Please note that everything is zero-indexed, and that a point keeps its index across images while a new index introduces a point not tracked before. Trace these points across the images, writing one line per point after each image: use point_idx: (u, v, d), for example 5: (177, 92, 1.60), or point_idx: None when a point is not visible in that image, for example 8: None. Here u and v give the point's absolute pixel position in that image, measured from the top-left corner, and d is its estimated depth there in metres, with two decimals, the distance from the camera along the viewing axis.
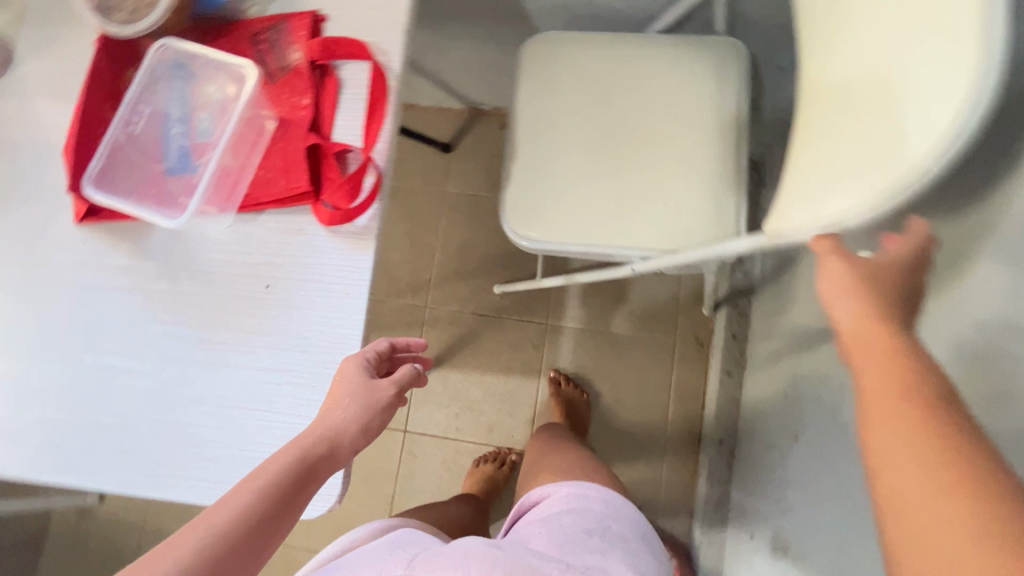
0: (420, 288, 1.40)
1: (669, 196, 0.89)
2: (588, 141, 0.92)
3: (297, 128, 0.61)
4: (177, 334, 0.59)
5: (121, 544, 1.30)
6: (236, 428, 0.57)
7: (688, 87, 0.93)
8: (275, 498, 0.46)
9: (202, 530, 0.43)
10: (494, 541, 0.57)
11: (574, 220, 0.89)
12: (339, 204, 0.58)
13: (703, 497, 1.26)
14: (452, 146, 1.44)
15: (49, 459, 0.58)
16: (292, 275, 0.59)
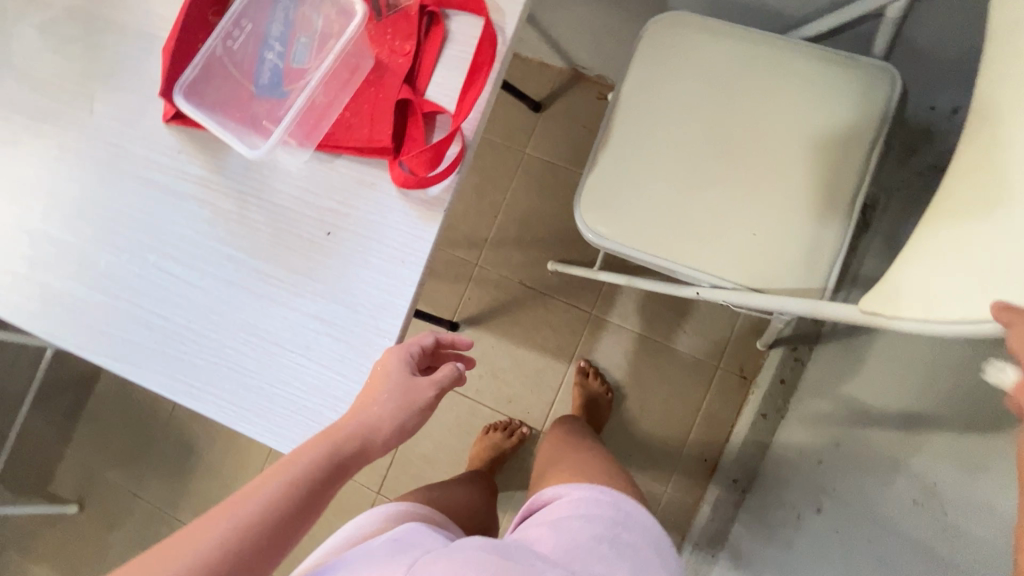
0: (475, 244, 1.38)
1: (760, 226, 0.81)
2: (689, 143, 0.84)
3: (392, 76, 0.57)
4: (234, 257, 0.60)
5: (157, 406, 1.42)
6: (270, 364, 0.58)
7: (820, 112, 0.81)
8: (304, 492, 0.47)
9: (227, 520, 0.43)
10: (499, 546, 0.56)
11: (650, 225, 0.83)
12: (416, 170, 0.55)
13: (700, 527, 1.24)
14: (543, 107, 1.37)
15: (101, 341, 0.61)
16: (356, 229, 0.58)
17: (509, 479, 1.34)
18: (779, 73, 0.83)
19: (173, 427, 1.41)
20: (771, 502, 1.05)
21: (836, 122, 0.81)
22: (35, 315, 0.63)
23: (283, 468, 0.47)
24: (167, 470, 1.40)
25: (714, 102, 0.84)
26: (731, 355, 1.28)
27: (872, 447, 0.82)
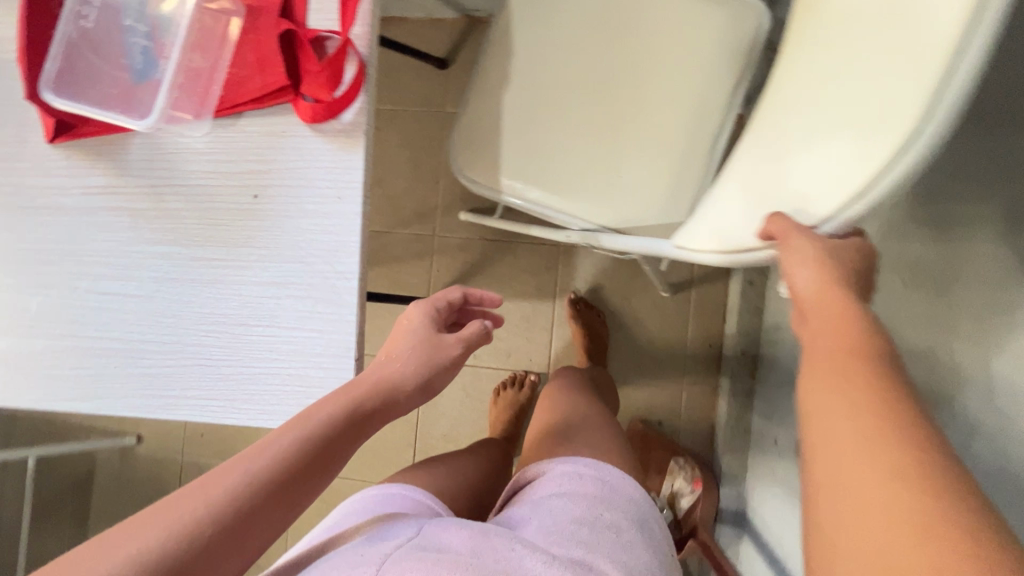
0: (426, 217, 1.35)
1: (624, 170, 0.76)
2: (562, 89, 0.78)
3: (267, 15, 0.54)
4: (168, 253, 0.56)
5: (166, 478, 1.36)
6: (240, 346, 0.55)
7: (683, 24, 0.75)
8: (320, 444, 0.44)
9: (240, 473, 0.41)
10: (475, 535, 0.54)
11: (520, 168, 0.78)
12: (320, 95, 0.53)
13: (724, 412, 1.25)
14: (448, 62, 1.35)
15: (59, 385, 0.57)
16: (281, 182, 0.55)
17: None
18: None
19: None
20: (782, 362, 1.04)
21: (700, 34, 0.75)
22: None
23: (300, 420, 0.45)
24: None
25: (570, 27, 0.78)
26: None
27: None
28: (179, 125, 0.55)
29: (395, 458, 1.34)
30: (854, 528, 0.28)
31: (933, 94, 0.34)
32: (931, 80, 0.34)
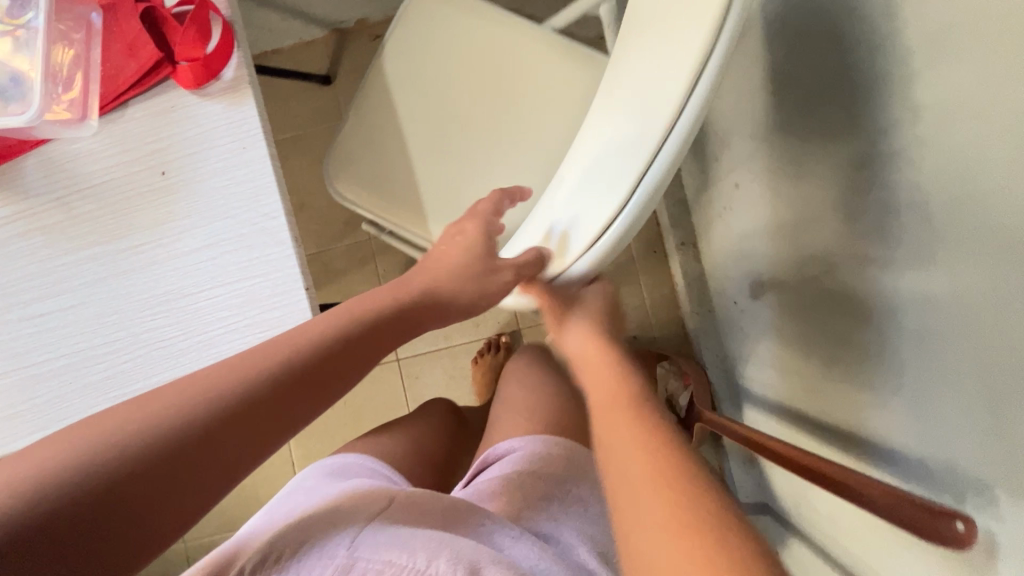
0: (355, 224, 1.37)
1: (471, 194, 0.89)
2: (432, 126, 0.91)
3: (125, 6, 0.58)
4: (93, 254, 0.56)
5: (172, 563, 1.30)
6: (190, 315, 0.56)
7: (541, 88, 0.88)
8: (343, 345, 0.52)
9: (275, 353, 0.49)
10: (446, 511, 0.60)
11: (381, 185, 0.92)
12: (194, 54, 0.56)
13: (688, 304, 1.22)
14: (331, 76, 1.40)
15: (16, 421, 0.56)
16: (186, 153, 0.57)
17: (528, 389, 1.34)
18: (512, 57, 0.90)
19: None
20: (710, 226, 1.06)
21: (553, 93, 0.87)
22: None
23: (331, 319, 0.54)
24: None
25: (458, 88, 0.91)
26: None
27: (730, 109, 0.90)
28: (67, 130, 0.57)
29: None
30: (632, 511, 0.40)
31: (641, 169, 0.46)
32: (655, 142, 0.45)
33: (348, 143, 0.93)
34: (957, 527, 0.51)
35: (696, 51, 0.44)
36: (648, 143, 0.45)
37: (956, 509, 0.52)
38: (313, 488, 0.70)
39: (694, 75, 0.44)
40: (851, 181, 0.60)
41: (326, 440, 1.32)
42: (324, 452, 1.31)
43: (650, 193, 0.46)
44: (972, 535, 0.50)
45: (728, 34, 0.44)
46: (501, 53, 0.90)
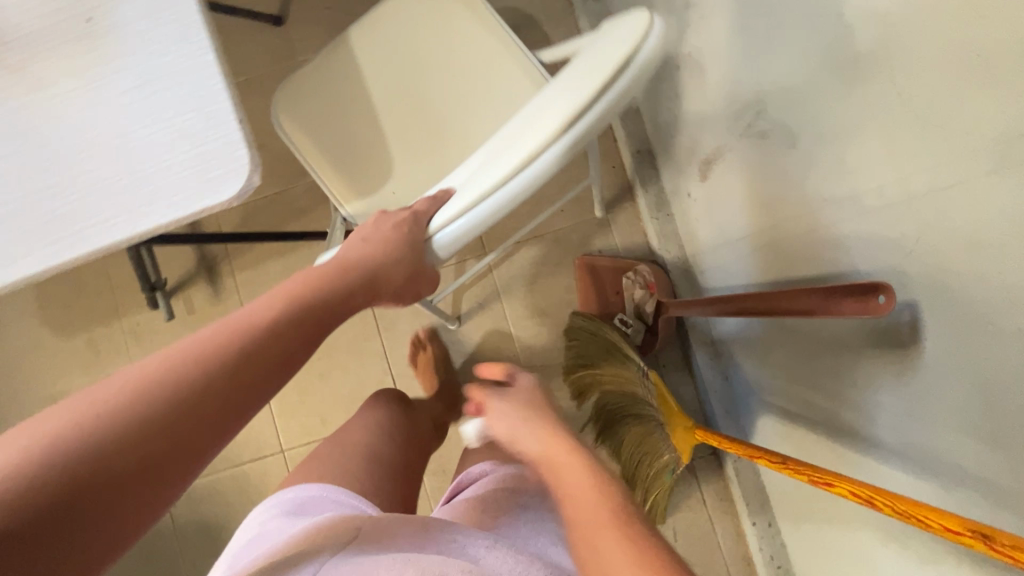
0: None
1: (390, 165, 0.91)
2: (388, 90, 0.92)
3: None
4: (25, 106, 0.56)
5: None
6: (126, 153, 0.55)
7: (491, 103, 0.90)
8: (294, 321, 0.52)
9: (230, 331, 0.48)
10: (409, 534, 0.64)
11: (317, 120, 0.91)
12: None
13: (648, 215, 1.25)
14: (284, 17, 1.34)
15: None
16: (113, 1, 0.56)
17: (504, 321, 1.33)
18: (481, 71, 0.91)
19: (184, 525, 1.28)
20: (664, 131, 1.09)
21: (499, 111, 0.90)
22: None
23: (277, 302, 0.53)
24: (207, 564, 1.27)
25: (423, 82, 0.92)
26: None
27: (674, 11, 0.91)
28: None
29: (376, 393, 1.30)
30: None
31: (500, 187, 0.50)
32: (562, 118, 0.49)
33: (310, 86, 0.92)
34: (879, 298, 0.54)
35: (585, 95, 0.49)
36: (520, 157, 0.49)
37: (877, 284, 0.55)
38: (280, 523, 0.69)
39: (573, 117, 0.49)
40: (792, 48, 0.64)
41: (302, 382, 1.31)
42: (301, 392, 1.30)
43: (543, 159, 0.49)
44: (892, 299, 0.53)
45: (609, 98, 0.49)
46: (473, 64, 0.91)
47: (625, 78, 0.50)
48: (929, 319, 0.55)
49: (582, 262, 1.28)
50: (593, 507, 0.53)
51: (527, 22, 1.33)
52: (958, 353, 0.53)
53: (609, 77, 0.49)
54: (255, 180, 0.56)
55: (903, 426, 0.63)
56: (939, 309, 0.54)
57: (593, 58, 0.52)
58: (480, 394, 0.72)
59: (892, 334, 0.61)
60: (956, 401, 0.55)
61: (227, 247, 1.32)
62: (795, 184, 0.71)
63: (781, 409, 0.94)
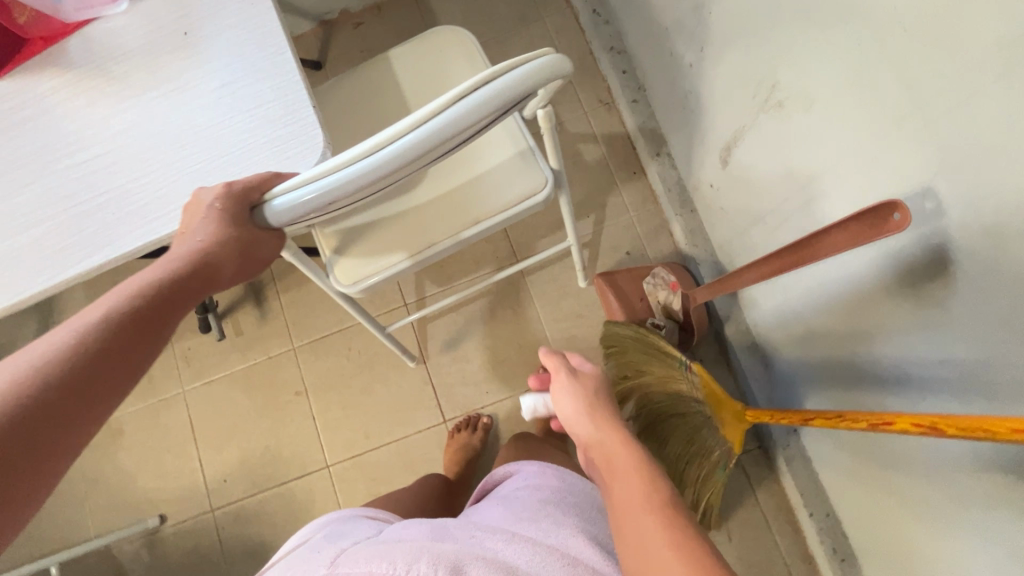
0: None
1: None
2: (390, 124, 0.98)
3: None
4: (132, 107, 0.64)
5: (199, 539, 1.30)
6: (218, 140, 0.63)
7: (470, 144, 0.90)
8: (124, 320, 0.51)
9: (63, 333, 0.48)
10: (435, 531, 0.70)
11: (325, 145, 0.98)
12: None
13: (672, 216, 1.30)
14: (323, 62, 1.49)
15: (71, 248, 0.62)
16: (205, 17, 0.66)
17: (538, 326, 1.35)
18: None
19: (233, 547, 1.29)
20: (683, 129, 1.16)
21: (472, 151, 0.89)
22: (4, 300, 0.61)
23: (114, 298, 0.52)
24: None
25: None
26: (586, 100, 1.40)
27: (683, 14, 0.99)
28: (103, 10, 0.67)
29: (417, 403, 1.32)
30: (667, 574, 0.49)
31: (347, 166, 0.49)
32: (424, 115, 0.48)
33: (340, 102, 0.99)
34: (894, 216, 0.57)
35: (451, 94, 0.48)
36: (374, 138, 0.48)
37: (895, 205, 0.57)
38: (324, 528, 0.76)
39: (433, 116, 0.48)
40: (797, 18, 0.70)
41: (345, 396, 1.34)
42: (344, 405, 1.33)
43: (389, 144, 0.48)
44: (905, 217, 0.56)
45: (474, 103, 0.48)
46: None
47: (496, 86, 0.48)
48: (958, 240, 0.59)
49: (601, 278, 1.29)
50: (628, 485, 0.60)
51: (544, 48, 1.44)
52: (989, 268, 0.56)
53: (483, 81, 0.48)
54: (329, 155, 0.63)
55: (951, 355, 0.65)
56: (968, 229, 0.57)
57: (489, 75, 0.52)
58: (550, 356, 0.79)
59: (927, 267, 0.64)
60: (994, 313, 0.57)
61: (273, 270, 1.39)
62: (814, 146, 0.76)
63: (831, 391, 0.95)
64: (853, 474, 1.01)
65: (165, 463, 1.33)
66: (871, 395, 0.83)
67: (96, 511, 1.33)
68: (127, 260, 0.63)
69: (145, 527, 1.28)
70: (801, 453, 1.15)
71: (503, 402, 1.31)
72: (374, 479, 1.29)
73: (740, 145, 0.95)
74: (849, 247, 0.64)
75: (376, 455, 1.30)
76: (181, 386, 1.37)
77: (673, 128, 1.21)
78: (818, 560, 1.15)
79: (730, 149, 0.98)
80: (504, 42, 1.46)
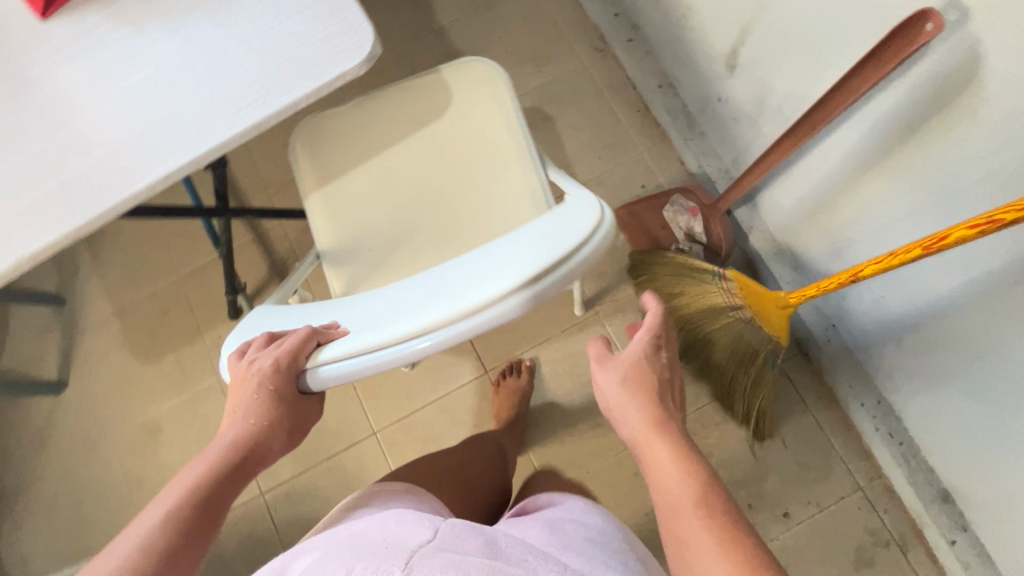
0: None
1: (364, 221, 0.92)
2: (403, 158, 0.94)
3: None
4: (180, 27, 0.66)
5: (253, 524, 1.27)
6: (269, 44, 0.65)
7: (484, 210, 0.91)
8: (182, 521, 0.51)
9: (126, 542, 0.49)
10: (487, 544, 0.53)
11: (336, 171, 0.94)
12: None
13: (683, 144, 1.34)
14: None
15: (134, 164, 0.63)
16: None
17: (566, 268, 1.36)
18: (492, 168, 0.92)
19: (287, 529, 1.26)
20: (685, 50, 1.21)
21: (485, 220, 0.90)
22: (33, 241, 0.62)
23: (167, 494, 0.52)
24: None
25: (428, 170, 0.93)
26: (581, 48, 1.45)
27: None
28: None
29: (456, 358, 1.33)
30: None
31: (372, 352, 0.49)
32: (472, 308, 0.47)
33: None
34: (927, 27, 0.67)
35: (471, 305, 0.47)
36: (419, 329, 0.48)
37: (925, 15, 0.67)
38: (368, 523, 0.60)
39: (475, 309, 0.47)
40: None
41: None
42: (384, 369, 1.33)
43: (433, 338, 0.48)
44: (938, 25, 0.66)
45: (523, 299, 0.47)
46: (488, 155, 0.92)
47: (515, 300, 0.47)
48: (986, 38, 0.65)
49: (621, 211, 1.32)
50: (672, 485, 0.54)
51: (532, 3, 1.49)
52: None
53: (533, 276, 0.47)
54: (378, 51, 0.65)
55: (988, 154, 0.70)
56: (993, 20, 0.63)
57: (520, 252, 0.50)
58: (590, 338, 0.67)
59: (953, 78, 0.70)
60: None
61: (295, 249, 1.40)
62: (825, 11, 0.81)
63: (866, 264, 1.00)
64: (898, 345, 1.03)
65: None
66: (892, 232, 0.90)
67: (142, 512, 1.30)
68: (152, 194, 0.64)
69: None
70: (843, 345, 1.16)
71: (542, 346, 1.33)
72: (423, 437, 1.29)
73: (749, 41, 0.99)
74: (878, 77, 0.75)
75: (422, 415, 1.30)
76: (215, 375, 1.35)
77: (675, 53, 1.26)
78: (875, 452, 1.17)
79: (738, 49, 1.03)
80: (494, 4, 1.51)
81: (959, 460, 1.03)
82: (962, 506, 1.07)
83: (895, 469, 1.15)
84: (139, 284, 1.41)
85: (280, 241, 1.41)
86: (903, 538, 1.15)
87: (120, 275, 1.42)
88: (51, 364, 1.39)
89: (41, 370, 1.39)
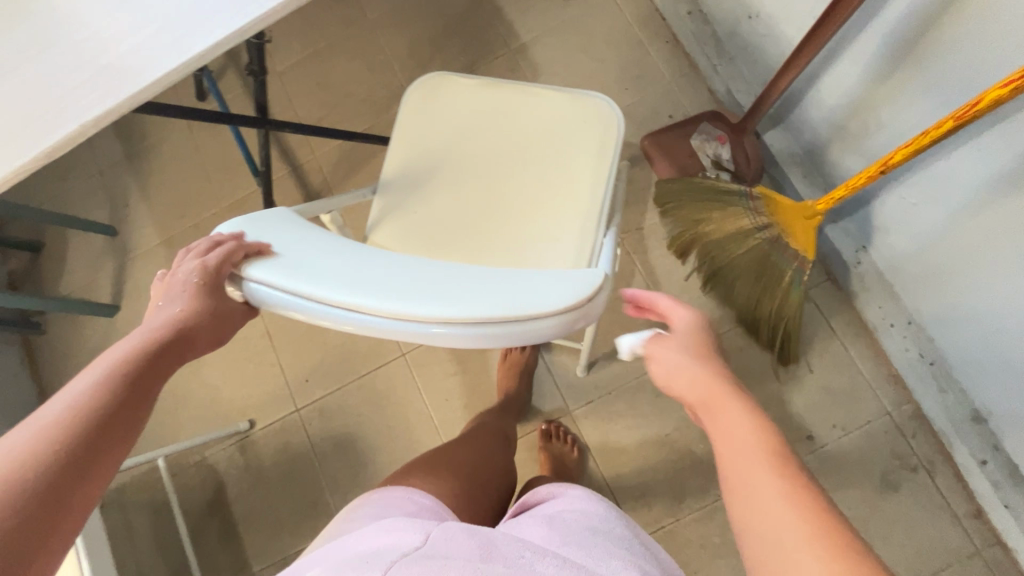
0: (396, 94, 1.48)
1: (428, 167, 0.90)
2: (485, 141, 0.91)
3: None
4: None
5: (288, 439, 1.34)
6: None
7: (523, 221, 0.87)
8: (108, 398, 0.46)
9: (45, 414, 0.44)
10: (480, 545, 0.51)
11: (434, 113, 0.93)
12: None
13: (712, 73, 1.34)
14: None
15: (184, 37, 0.70)
16: None
17: None
18: (562, 199, 0.87)
19: (320, 443, 1.33)
20: None
21: (518, 234, 0.87)
22: (81, 118, 0.68)
23: (93, 369, 0.48)
24: (352, 472, 1.31)
25: (501, 162, 0.90)
26: None
27: None
28: None
29: None
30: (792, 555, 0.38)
31: (319, 304, 0.48)
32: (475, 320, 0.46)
33: None
34: None
35: (455, 315, 0.46)
36: (412, 314, 0.46)
37: None
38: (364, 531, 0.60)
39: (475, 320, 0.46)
40: None
41: None
42: None
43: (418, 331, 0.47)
44: None
45: (516, 328, 0.47)
46: (558, 184, 0.88)
47: (534, 325, 0.47)
48: None
49: (646, 139, 1.32)
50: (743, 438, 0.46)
51: None
52: None
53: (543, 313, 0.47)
54: None
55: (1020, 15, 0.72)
56: None
57: (540, 287, 0.50)
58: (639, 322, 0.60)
59: None
60: None
61: (328, 181, 1.45)
62: None
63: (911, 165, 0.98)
64: (929, 252, 1.02)
65: (248, 372, 1.39)
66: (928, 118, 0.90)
67: (188, 425, 1.39)
68: (186, 74, 0.71)
69: (237, 429, 1.33)
70: (874, 268, 1.15)
71: None
72: (449, 359, 1.34)
73: None
74: None
75: None
76: None
77: None
78: (903, 375, 1.16)
79: None
80: None
81: (992, 375, 1.02)
82: (996, 426, 1.06)
83: (924, 392, 1.13)
84: (183, 216, 1.49)
85: (314, 173, 1.46)
86: (931, 463, 1.13)
87: (165, 207, 1.50)
88: (106, 289, 1.49)
89: (96, 294, 1.48)
